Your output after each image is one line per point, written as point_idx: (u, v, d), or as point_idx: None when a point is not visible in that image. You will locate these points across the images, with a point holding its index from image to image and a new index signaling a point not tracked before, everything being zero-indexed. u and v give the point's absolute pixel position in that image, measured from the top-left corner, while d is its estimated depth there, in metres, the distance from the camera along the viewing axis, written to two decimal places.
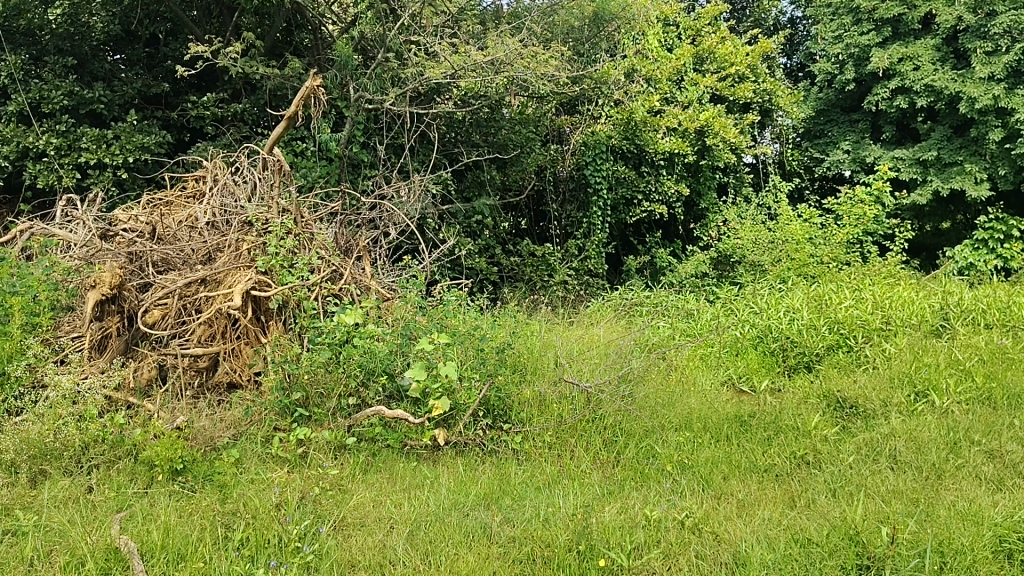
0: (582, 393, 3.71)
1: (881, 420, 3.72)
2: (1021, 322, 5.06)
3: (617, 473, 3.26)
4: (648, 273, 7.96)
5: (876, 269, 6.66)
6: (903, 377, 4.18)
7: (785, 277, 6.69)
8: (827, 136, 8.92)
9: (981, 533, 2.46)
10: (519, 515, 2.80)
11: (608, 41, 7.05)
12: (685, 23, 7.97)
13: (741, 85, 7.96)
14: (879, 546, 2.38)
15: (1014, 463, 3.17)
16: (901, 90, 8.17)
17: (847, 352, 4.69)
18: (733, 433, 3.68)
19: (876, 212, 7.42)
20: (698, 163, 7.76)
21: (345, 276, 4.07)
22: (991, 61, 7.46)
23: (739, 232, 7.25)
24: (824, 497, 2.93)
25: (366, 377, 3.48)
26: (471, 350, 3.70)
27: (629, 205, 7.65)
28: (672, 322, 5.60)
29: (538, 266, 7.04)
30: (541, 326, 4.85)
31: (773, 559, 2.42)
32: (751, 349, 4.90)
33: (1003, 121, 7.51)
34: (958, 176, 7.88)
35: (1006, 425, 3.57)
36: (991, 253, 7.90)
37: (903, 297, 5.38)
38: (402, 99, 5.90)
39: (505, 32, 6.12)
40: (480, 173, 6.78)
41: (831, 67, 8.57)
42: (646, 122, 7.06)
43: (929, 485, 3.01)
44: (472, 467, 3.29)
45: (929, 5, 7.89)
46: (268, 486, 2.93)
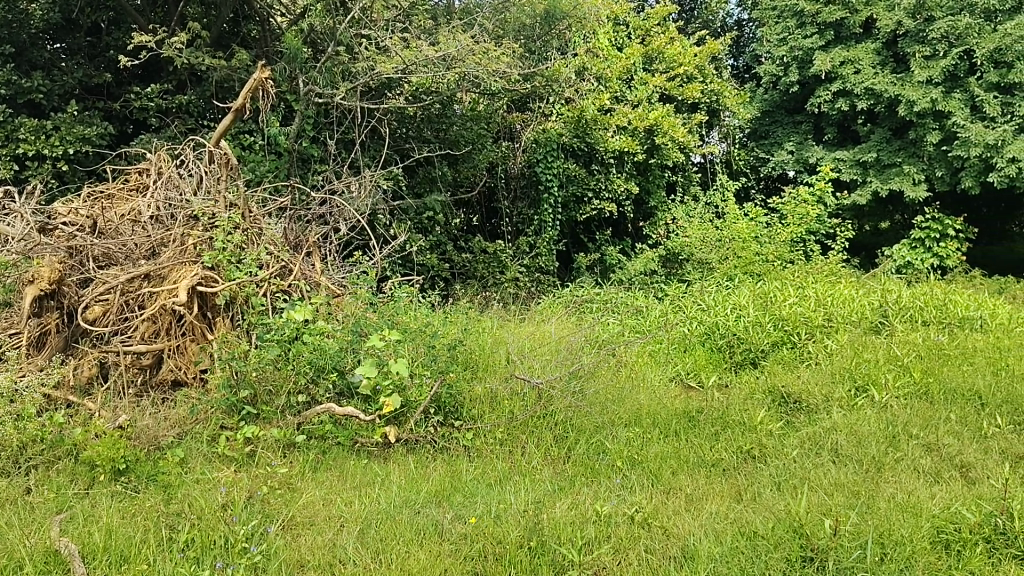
0: (534, 389, 3.74)
1: (824, 414, 3.80)
2: (955, 319, 5.23)
3: (568, 469, 3.27)
4: (599, 271, 8.01)
5: (819, 267, 6.80)
6: (844, 373, 4.30)
7: (732, 275, 6.80)
8: (771, 136, 9.10)
9: (920, 524, 2.53)
10: (470, 512, 2.79)
11: (559, 38, 7.05)
12: (634, 23, 8.05)
13: (690, 85, 8.05)
14: (822, 538, 2.43)
15: (950, 456, 3.27)
16: (844, 92, 8.36)
17: (791, 349, 4.79)
18: (681, 428, 3.73)
19: (818, 212, 7.59)
20: (648, 162, 7.84)
21: (294, 272, 4.03)
22: (929, 65, 7.67)
23: (687, 231, 7.34)
24: (769, 491, 2.98)
25: (315, 374, 3.45)
26: (422, 347, 3.69)
27: (580, 203, 7.70)
28: (621, 319, 5.66)
29: (489, 263, 7.03)
30: (492, 323, 4.85)
31: (720, 552, 2.45)
32: (699, 345, 4.97)
33: (941, 124, 7.73)
34: (897, 176, 8.08)
35: (942, 420, 3.68)
36: (927, 253, 8.12)
37: (844, 295, 5.51)
38: (353, 93, 5.85)
39: (456, 28, 6.10)
40: (431, 169, 6.73)
41: (776, 68, 8.75)
42: (597, 120, 7.14)
43: (869, 478, 3.09)
44: (424, 464, 3.28)
45: (870, 9, 8.07)
46: (214, 485, 2.88)
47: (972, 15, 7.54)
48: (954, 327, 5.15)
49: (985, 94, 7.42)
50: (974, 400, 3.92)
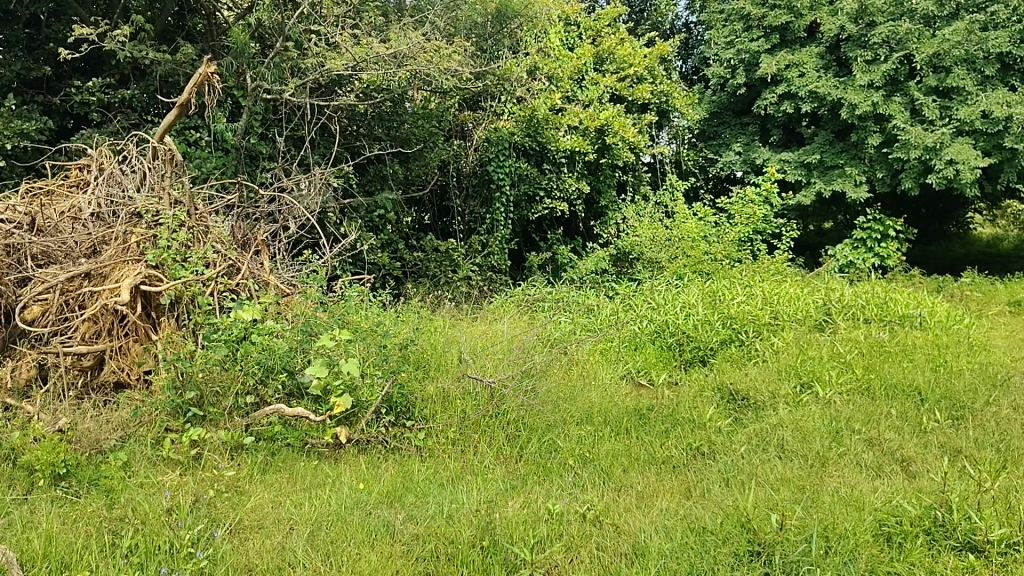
0: (486, 389, 3.74)
1: (770, 411, 3.88)
2: (896, 317, 5.37)
3: (521, 468, 3.28)
4: (551, 269, 8.04)
5: (766, 266, 6.93)
6: (790, 370, 4.39)
7: (681, 274, 6.89)
8: (720, 138, 9.25)
9: (863, 518, 2.59)
10: (422, 512, 2.78)
11: (511, 37, 7.05)
12: (585, 23, 8.10)
13: (640, 86, 8.14)
14: (769, 533, 2.47)
15: (891, 450, 3.36)
16: (789, 95, 8.53)
17: (739, 347, 4.87)
18: (632, 425, 3.76)
19: (765, 212, 7.73)
20: (599, 162, 7.89)
21: (242, 271, 3.97)
22: (871, 69, 7.85)
23: (638, 230, 7.41)
24: (717, 487, 3.03)
25: (264, 374, 3.41)
26: (373, 347, 3.67)
27: (532, 202, 7.72)
28: (573, 318, 5.69)
29: (441, 262, 7.00)
30: (443, 322, 4.84)
31: (670, 548, 2.48)
32: (649, 343, 5.01)
33: (882, 127, 7.93)
34: (840, 177, 8.26)
35: (884, 415, 3.78)
36: (869, 253, 8.32)
37: (789, 294, 5.62)
38: (302, 89, 5.78)
39: (408, 25, 6.06)
40: (383, 167, 6.68)
41: (723, 71, 8.91)
42: (548, 120, 7.18)
43: (814, 472, 3.16)
44: (375, 464, 3.26)
45: (814, 14, 8.25)
46: (159, 489, 2.82)
47: (912, 21, 7.73)
48: (895, 325, 5.30)
49: (924, 98, 7.63)
50: (914, 395, 4.03)
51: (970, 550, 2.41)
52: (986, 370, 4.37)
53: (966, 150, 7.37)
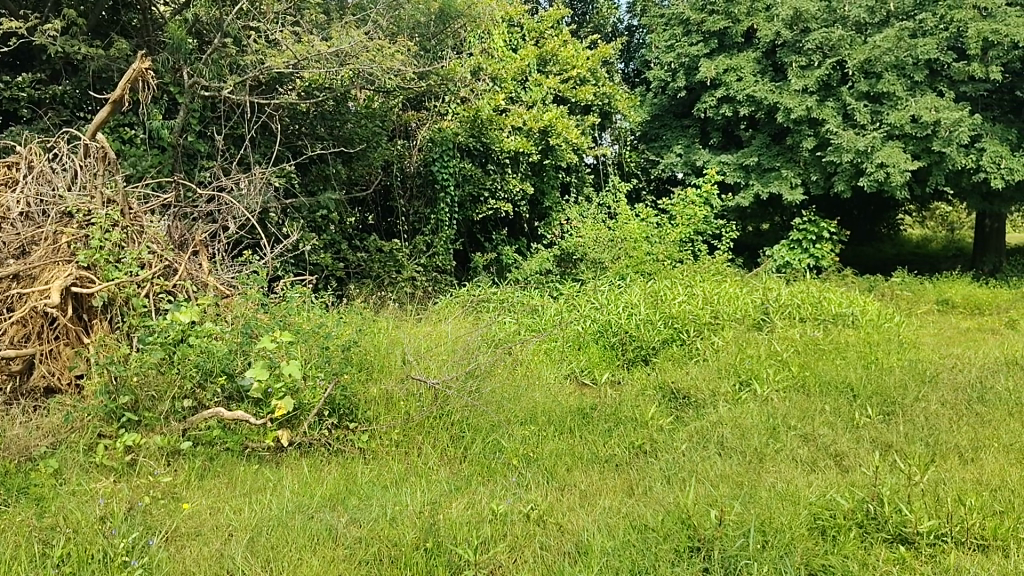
0: (430, 390, 3.72)
1: (710, 409, 3.95)
2: (829, 315, 5.53)
3: (465, 469, 3.28)
4: (495, 270, 8.05)
5: (706, 267, 7.05)
6: (729, 368, 4.48)
7: (624, 274, 6.96)
8: (661, 140, 9.39)
9: (798, 512, 2.66)
10: (365, 515, 2.76)
11: (454, 37, 6.98)
12: (528, 24, 8.13)
13: (582, 87, 8.20)
14: (708, 528, 2.51)
15: (825, 445, 3.46)
16: (727, 99, 8.70)
17: (680, 346, 4.95)
18: (575, 425, 3.79)
19: (705, 213, 7.87)
20: (542, 163, 7.93)
21: (178, 272, 3.89)
22: (805, 75, 8.06)
23: (581, 231, 7.46)
24: (659, 484, 3.07)
25: (202, 378, 3.33)
26: (315, 348, 3.63)
27: (476, 203, 7.72)
28: (517, 318, 5.71)
29: (385, 262, 6.94)
30: (387, 322, 4.81)
31: (612, 546, 2.51)
32: (592, 343, 5.05)
33: (815, 131, 8.15)
34: (776, 180, 8.45)
35: (818, 411, 3.89)
36: (805, 253, 8.53)
37: (729, 293, 5.73)
38: (242, 87, 5.67)
39: (350, 24, 5.99)
40: (325, 167, 6.60)
41: (664, 74, 9.06)
42: (492, 120, 7.13)
43: (752, 468, 3.23)
44: (318, 467, 3.22)
45: (751, 19, 8.43)
46: (92, 497, 2.74)
47: (844, 27, 8.05)
48: (828, 323, 5.45)
49: (856, 103, 7.87)
50: (847, 391, 4.15)
51: (901, 542, 2.49)
52: (915, 367, 4.52)
53: (896, 154, 7.59)
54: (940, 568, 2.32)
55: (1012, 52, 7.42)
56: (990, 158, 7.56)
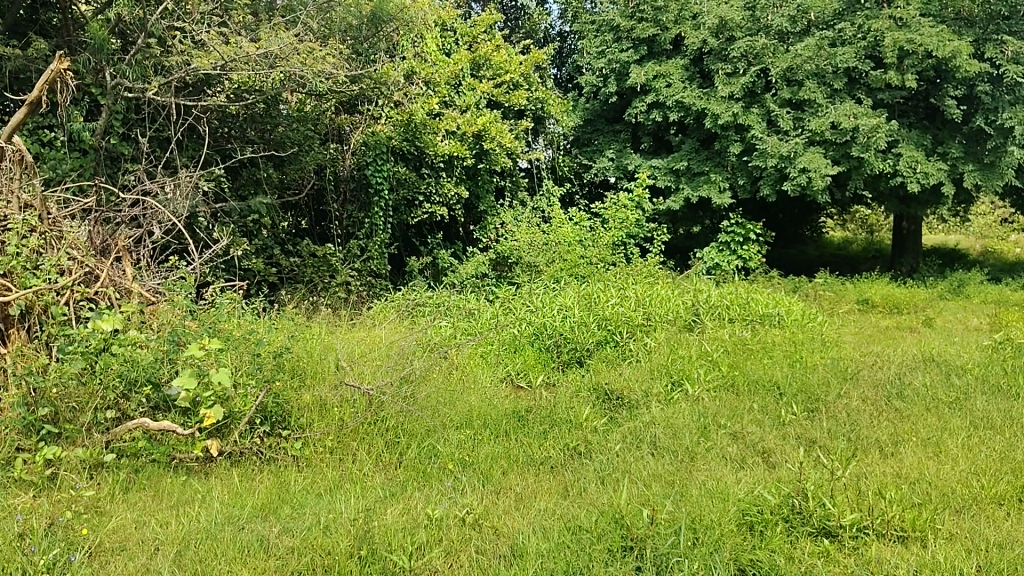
0: (364, 395, 3.68)
1: (643, 409, 4.02)
2: (757, 316, 5.68)
3: (400, 474, 3.26)
4: (431, 274, 8.04)
5: (639, 270, 7.16)
6: (661, 369, 4.56)
7: (558, 277, 7.01)
8: (593, 144, 9.50)
9: (728, 508, 2.73)
10: (298, 524, 2.71)
11: (387, 40, 6.86)
12: (461, 29, 8.13)
13: (516, 92, 8.23)
14: (641, 527, 2.55)
15: (753, 442, 3.54)
16: (657, 104, 8.85)
17: (614, 347, 5.02)
18: (511, 428, 3.80)
19: (637, 217, 7.99)
20: (476, 167, 7.94)
21: (100, 279, 3.77)
22: (731, 82, 8.26)
23: (516, 234, 7.49)
24: (593, 485, 3.11)
25: (127, 387, 3.24)
26: (246, 356, 3.58)
27: (411, 206, 7.68)
28: (453, 322, 5.70)
29: (319, 267, 6.84)
30: (320, 328, 4.71)
31: (547, 547, 2.53)
32: (528, 345, 5.06)
33: (741, 137, 8.38)
34: (705, 184, 8.64)
35: (747, 409, 3.99)
36: (733, 255, 8.74)
37: (661, 295, 5.84)
38: (167, 88, 5.52)
39: (279, 25, 5.87)
40: (256, 171, 6.48)
41: (595, 79, 9.17)
42: (426, 124, 7.08)
43: (684, 467, 3.29)
44: (249, 477, 3.16)
45: (679, 27, 8.60)
46: (10, 514, 2.63)
47: (767, 36, 8.28)
48: (756, 323, 5.61)
49: (779, 109, 8.11)
50: (774, 389, 4.27)
51: (825, 535, 2.57)
52: (838, 364, 4.68)
53: (818, 159, 7.81)
54: (862, 560, 2.40)
55: (926, 60, 7.68)
56: (906, 163, 7.84)
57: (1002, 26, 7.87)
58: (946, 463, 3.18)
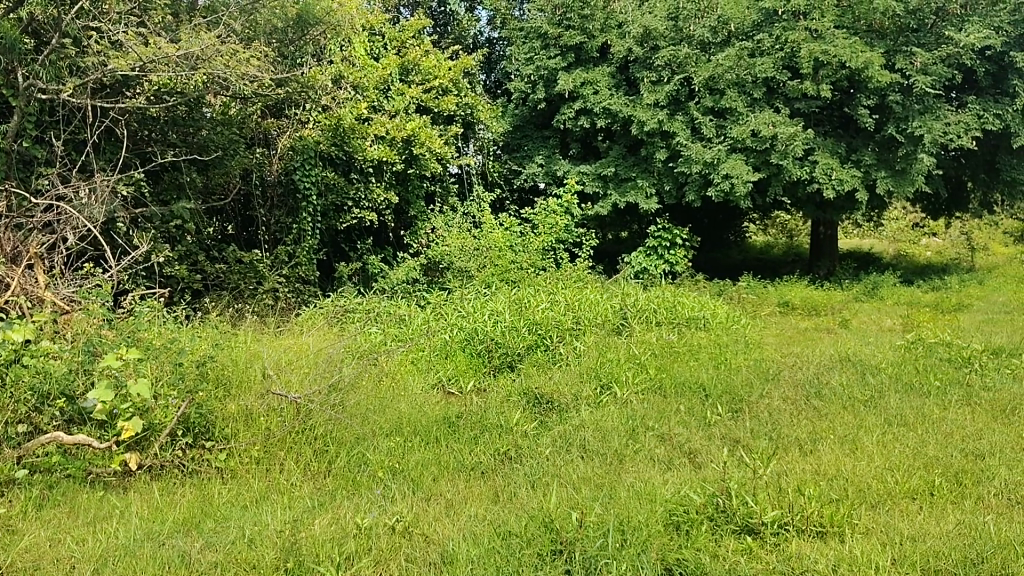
0: (292, 404, 3.58)
1: (573, 413, 4.06)
2: (683, 319, 5.80)
3: (328, 483, 3.22)
4: (360, 280, 7.95)
5: (569, 274, 7.23)
6: (591, 372, 4.61)
7: (490, 282, 7.02)
8: (522, 150, 9.56)
9: (656, 510, 2.77)
10: (222, 538, 2.64)
11: (314, 45, 6.76)
12: (390, 33, 8.10)
13: (445, 97, 8.22)
14: (569, 531, 2.57)
15: (680, 443, 3.61)
16: (585, 111, 8.95)
17: (545, 351, 5.05)
18: (441, 434, 3.78)
19: (566, 222, 8.06)
20: (406, 172, 7.91)
21: (11, 287, 3.61)
22: (656, 89, 8.44)
23: (447, 240, 7.48)
24: (523, 489, 3.12)
25: (39, 401, 3.10)
26: (167, 366, 3.47)
27: (339, 212, 7.60)
28: (384, 328, 5.65)
29: (245, 273, 6.69)
30: (246, 336, 4.58)
31: (477, 554, 2.52)
32: (459, 351, 5.04)
33: (667, 143, 8.55)
34: (632, 190, 8.79)
35: (675, 411, 4.07)
36: (660, 260, 8.89)
37: (589, 299, 5.91)
38: (83, 90, 5.31)
39: (200, 26, 5.71)
40: (178, 175, 6.30)
41: (524, 86, 9.24)
42: (355, 129, 7.00)
43: (613, 469, 3.34)
44: (170, 491, 3.07)
45: (605, 35, 8.76)
46: None
47: (690, 46, 8.51)
48: (682, 326, 5.72)
49: (702, 117, 8.33)
50: (700, 391, 4.37)
51: (748, 532, 2.63)
52: (760, 366, 4.81)
53: (740, 166, 8.05)
54: (783, 556, 2.45)
55: (840, 71, 7.96)
56: (822, 170, 8.12)
57: (911, 38, 8.17)
58: (862, 459, 3.30)
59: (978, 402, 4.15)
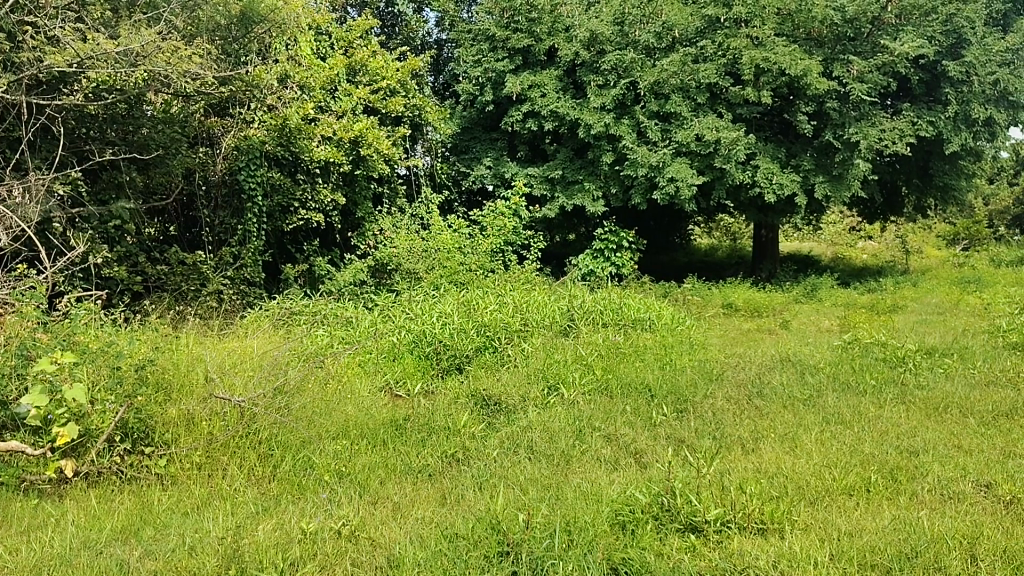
0: (235, 408, 3.51)
1: (521, 414, 4.07)
2: (629, 320, 5.87)
3: (273, 488, 3.17)
4: (306, 282, 7.84)
5: (517, 276, 7.25)
6: (538, 373, 4.63)
7: (438, 284, 7.00)
8: (470, 152, 9.56)
9: (602, 510, 2.80)
10: (161, 546, 2.58)
11: (258, 42, 6.59)
12: (336, 33, 8.04)
13: (392, 98, 8.18)
14: (517, 532, 2.58)
15: (626, 444, 3.65)
16: (532, 113, 8.99)
17: (492, 353, 5.06)
18: (389, 437, 3.76)
19: (513, 224, 8.07)
20: (353, 173, 7.85)
21: None
22: (602, 93, 8.52)
23: (395, 241, 7.44)
24: (471, 492, 3.11)
25: None
26: (105, 370, 3.38)
27: (285, 213, 7.50)
28: (330, 330, 5.58)
29: (188, 275, 6.55)
30: (188, 340, 4.48)
31: (424, 557, 2.51)
32: (407, 353, 5.00)
33: (613, 147, 8.63)
34: (579, 193, 8.85)
35: (620, 411, 4.12)
36: (606, 262, 8.96)
37: (537, 301, 5.93)
38: (17, 86, 5.13)
39: (140, 22, 5.55)
40: (117, 174, 6.13)
41: (472, 88, 9.23)
42: (301, 129, 6.92)
43: (560, 470, 3.35)
44: (108, 498, 2.99)
45: (552, 39, 8.82)
46: None
47: (635, 51, 8.61)
48: (628, 327, 5.79)
49: (647, 121, 8.44)
50: (645, 391, 4.43)
51: (692, 530, 2.67)
52: (704, 366, 4.90)
53: (684, 169, 8.17)
54: (726, 553, 2.49)
55: (779, 78, 8.14)
56: (763, 175, 8.29)
57: (848, 47, 8.39)
58: (802, 457, 3.38)
59: (911, 400, 4.28)
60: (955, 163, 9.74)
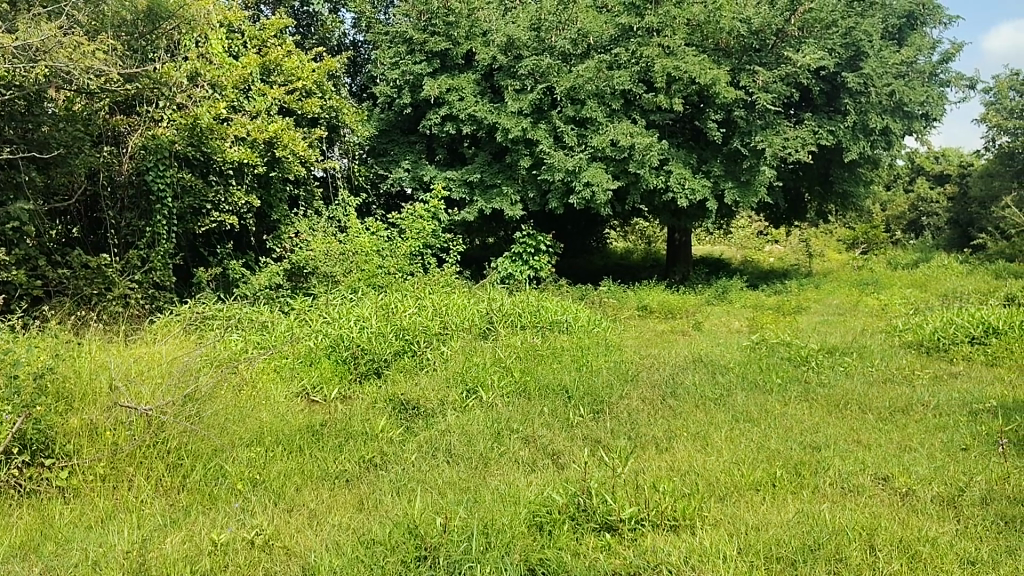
0: (142, 417, 3.38)
1: (439, 418, 4.06)
2: (547, 322, 5.92)
3: (182, 499, 3.07)
4: (219, 286, 7.62)
5: (436, 279, 7.25)
6: (456, 377, 4.62)
7: (355, 287, 6.93)
8: (388, 154, 9.47)
9: (520, 512, 2.81)
10: (63, 561, 2.47)
11: (166, 39, 6.37)
12: (250, 32, 7.87)
13: (308, 99, 8.07)
14: (434, 536, 2.56)
15: (545, 445, 3.68)
16: (450, 117, 8.98)
17: (411, 357, 5.03)
18: (305, 443, 3.68)
19: (432, 227, 8.04)
20: (269, 175, 7.72)
21: None
22: (519, 97, 8.57)
23: (311, 244, 7.28)
24: (388, 497, 3.08)
25: None
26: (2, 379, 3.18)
27: (197, 215, 7.29)
28: (244, 335, 5.44)
29: (92, 279, 6.27)
30: (90, 347, 4.28)
31: (340, 564, 2.47)
32: (324, 358, 4.91)
33: (531, 151, 8.71)
34: (497, 196, 8.90)
35: (538, 413, 4.15)
36: (525, 265, 9.00)
37: (456, 304, 5.93)
38: None
39: (40, 15, 5.28)
40: (15, 174, 5.83)
41: (390, 90, 9.14)
42: (213, 129, 6.75)
43: (478, 473, 3.35)
44: (6, 513, 2.86)
45: (469, 43, 8.84)
46: None
47: (551, 56, 8.69)
48: (545, 330, 5.83)
49: (564, 126, 8.54)
50: (562, 393, 4.48)
51: (608, 530, 2.71)
52: (619, 367, 4.99)
53: (600, 174, 8.31)
54: (639, 551, 2.53)
55: (690, 86, 8.35)
56: (676, 180, 8.48)
57: (753, 58, 8.69)
58: (711, 455, 3.48)
59: (815, 397, 4.46)
60: (854, 171, 10.18)
